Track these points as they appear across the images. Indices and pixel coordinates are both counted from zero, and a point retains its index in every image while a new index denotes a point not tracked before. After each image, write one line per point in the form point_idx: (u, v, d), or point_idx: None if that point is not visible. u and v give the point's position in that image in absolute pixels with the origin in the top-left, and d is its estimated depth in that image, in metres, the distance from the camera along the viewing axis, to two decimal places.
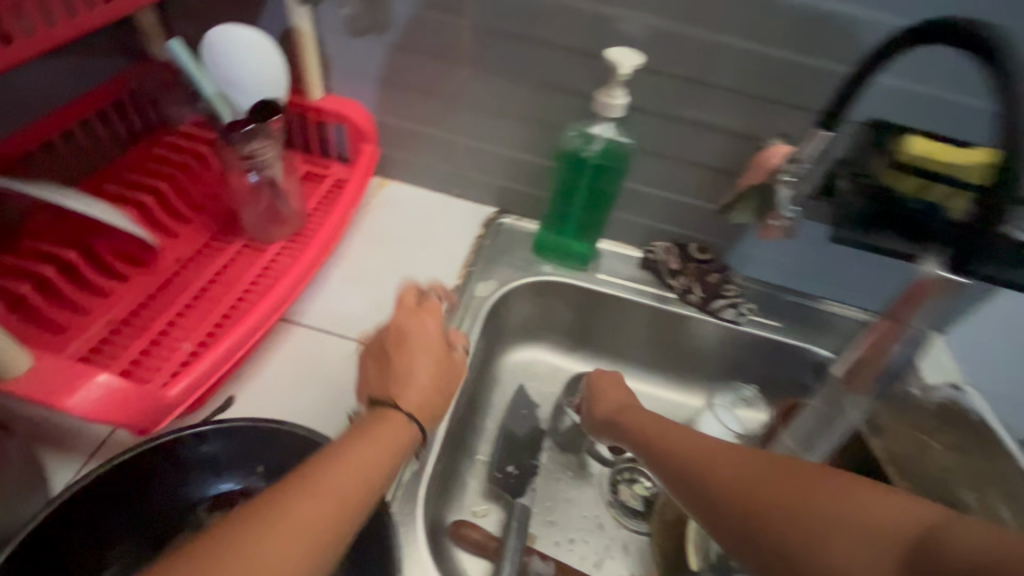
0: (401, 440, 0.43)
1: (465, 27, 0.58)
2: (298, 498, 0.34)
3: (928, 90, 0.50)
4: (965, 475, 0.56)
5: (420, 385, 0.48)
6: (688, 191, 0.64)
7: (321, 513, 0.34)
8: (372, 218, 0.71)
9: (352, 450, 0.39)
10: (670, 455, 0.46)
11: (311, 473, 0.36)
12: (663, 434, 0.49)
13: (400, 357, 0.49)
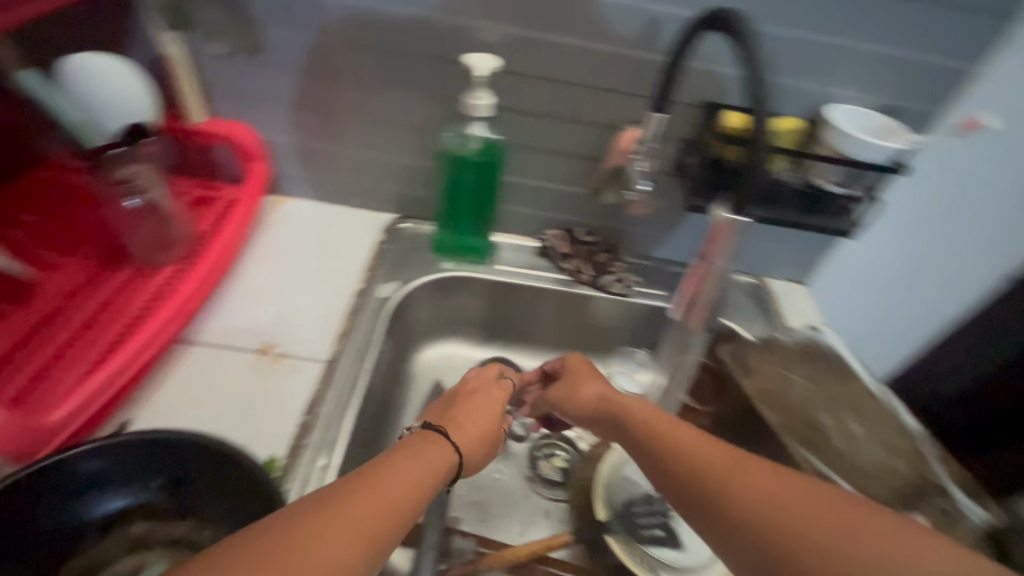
0: (446, 465, 0.42)
1: (336, 44, 0.61)
2: (359, 501, 0.34)
3: (730, 72, 0.59)
4: (822, 401, 0.64)
5: (472, 427, 0.50)
6: (563, 179, 0.70)
7: (379, 524, 0.33)
8: (269, 234, 0.72)
9: (402, 464, 0.39)
10: (676, 454, 0.43)
11: (369, 474, 0.36)
12: (665, 427, 0.46)
13: (465, 404, 0.53)
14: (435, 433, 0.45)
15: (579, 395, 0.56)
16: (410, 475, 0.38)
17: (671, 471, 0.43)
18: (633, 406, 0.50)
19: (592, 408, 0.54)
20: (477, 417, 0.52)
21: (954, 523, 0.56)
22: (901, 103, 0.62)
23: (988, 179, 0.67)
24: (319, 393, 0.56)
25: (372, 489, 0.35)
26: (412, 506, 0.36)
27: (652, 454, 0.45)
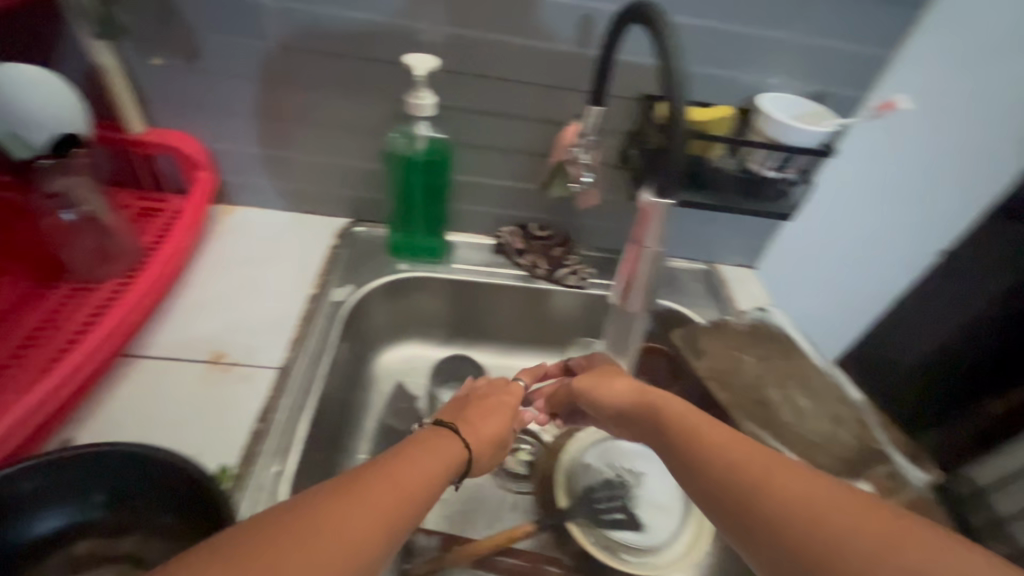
0: (456, 460, 0.44)
1: (276, 49, 0.61)
2: (377, 485, 0.35)
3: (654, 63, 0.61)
4: (771, 377, 0.67)
5: (484, 428, 0.51)
6: (513, 176, 0.71)
7: (402, 506, 0.35)
8: (219, 244, 0.72)
9: (416, 459, 0.40)
10: (714, 456, 0.40)
11: (381, 467, 0.37)
12: (707, 430, 0.43)
13: (476, 404, 0.55)
14: (446, 429, 0.48)
15: (612, 395, 0.55)
16: (427, 466, 0.40)
17: (709, 473, 0.40)
18: (673, 407, 0.48)
19: (624, 410, 0.53)
20: (490, 419, 0.54)
21: (898, 487, 0.58)
22: (826, 89, 0.65)
23: (909, 156, 0.74)
24: (272, 400, 0.55)
25: (393, 475, 0.36)
26: (427, 497, 0.38)
27: (689, 453, 0.42)
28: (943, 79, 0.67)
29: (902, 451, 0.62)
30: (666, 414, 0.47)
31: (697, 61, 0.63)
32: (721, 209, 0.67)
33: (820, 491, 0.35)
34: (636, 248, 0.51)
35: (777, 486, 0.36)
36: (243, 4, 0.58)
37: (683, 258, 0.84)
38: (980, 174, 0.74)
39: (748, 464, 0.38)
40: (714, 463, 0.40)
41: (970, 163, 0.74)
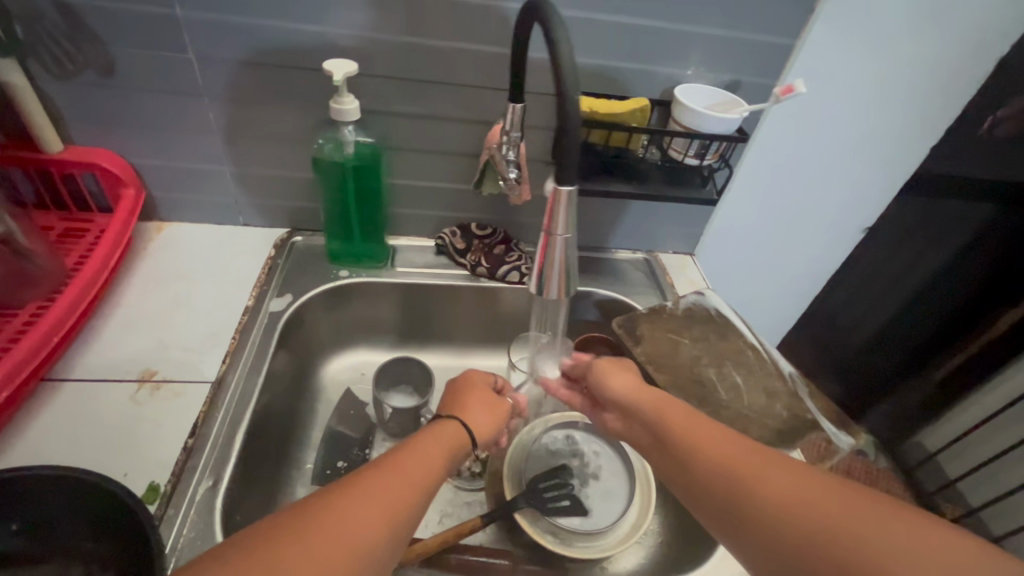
0: (458, 441, 0.51)
1: (193, 60, 0.60)
2: (381, 480, 0.41)
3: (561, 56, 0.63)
4: (707, 357, 0.69)
5: (481, 412, 0.56)
6: (447, 177, 0.73)
7: (404, 499, 0.41)
8: (150, 261, 0.70)
9: (420, 448, 0.46)
10: (701, 454, 0.45)
11: (387, 465, 0.43)
12: (691, 429, 0.47)
13: (472, 394, 0.58)
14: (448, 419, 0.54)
15: (612, 384, 0.57)
16: (424, 462, 0.45)
17: (700, 471, 0.44)
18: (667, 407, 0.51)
19: (624, 398, 0.55)
20: (492, 407, 0.58)
21: (830, 453, 0.61)
22: (739, 78, 0.68)
23: (823, 137, 0.79)
24: (206, 414, 0.55)
25: (385, 475, 0.42)
26: (427, 489, 0.44)
27: (677, 451, 0.47)
28: (846, 64, 0.71)
29: (830, 419, 0.65)
30: (652, 414, 0.52)
31: (614, 55, 0.65)
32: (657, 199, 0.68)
33: (800, 483, 0.39)
34: (546, 234, 0.43)
35: (757, 477, 0.41)
36: (154, 16, 0.57)
37: (626, 250, 0.86)
38: (883, 147, 0.81)
39: (736, 456, 0.43)
40: (698, 461, 0.44)
41: (873, 138, 0.80)
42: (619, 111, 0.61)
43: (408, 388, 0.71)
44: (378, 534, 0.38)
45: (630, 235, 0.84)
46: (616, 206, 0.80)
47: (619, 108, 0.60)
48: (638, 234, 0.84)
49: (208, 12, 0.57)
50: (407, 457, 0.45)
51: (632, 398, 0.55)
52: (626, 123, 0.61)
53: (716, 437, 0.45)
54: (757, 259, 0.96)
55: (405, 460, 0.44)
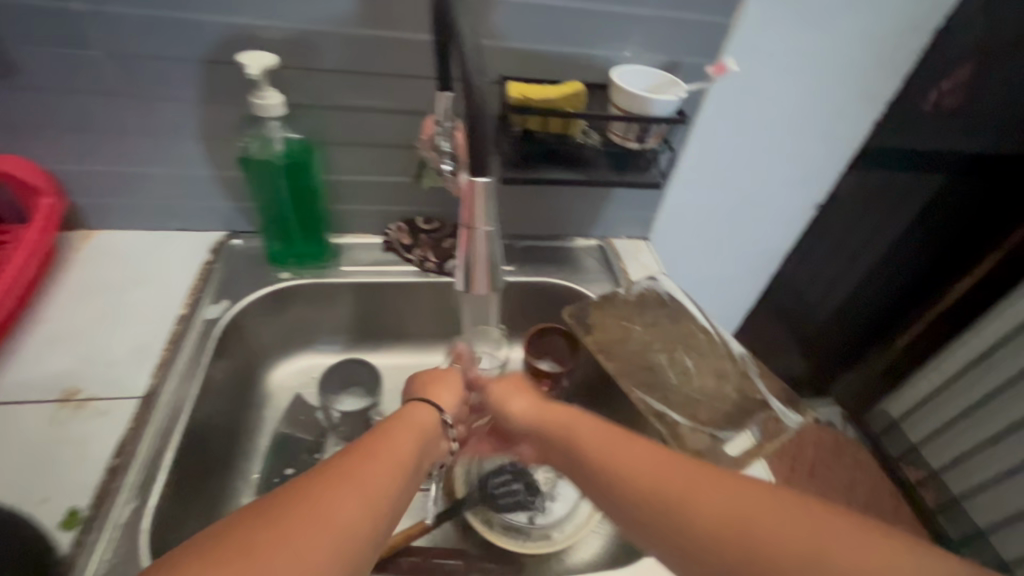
0: (430, 425, 0.51)
1: (101, 58, 0.57)
2: (361, 466, 0.39)
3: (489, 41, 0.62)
4: (658, 343, 0.69)
5: (444, 388, 0.57)
6: (387, 170, 0.70)
7: (387, 483, 0.40)
8: (76, 272, 0.67)
9: (394, 435, 0.46)
10: (632, 480, 0.41)
11: (362, 452, 0.42)
12: (616, 456, 0.43)
13: (435, 376, 0.58)
14: (419, 403, 0.54)
15: (515, 412, 0.56)
16: (399, 445, 0.45)
17: (633, 504, 0.40)
18: (581, 425, 0.49)
19: (532, 424, 0.54)
20: (456, 384, 0.59)
21: (779, 432, 0.61)
22: (678, 59, 0.67)
23: (766, 117, 0.78)
24: (133, 431, 0.52)
25: (363, 459, 0.40)
26: (408, 470, 0.43)
27: (606, 483, 0.43)
28: (784, 42, 0.70)
29: (778, 397, 0.65)
30: (569, 434, 0.49)
31: (548, 38, 0.63)
32: (603, 184, 0.67)
33: (732, 497, 0.37)
34: (466, 229, 0.42)
35: (687, 497, 0.38)
36: (51, 12, 0.54)
37: (581, 237, 0.85)
38: (828, 123, 0.82)
39: (669, 481, 0.40)
40: (625, 489, 0.41)
41: (816, 115, 0.80)
42: (553, 96, 0.59)
43: (359, 390, 0.69)
44: (367, 516, 0.36)
45: (583, 222, 0.83)
46: (565, 193, 0.79)
47: (552, 93, 0.59)
48: (591, 221, 0.83)
49: (111, 6, 0.54)
50: (382, 442, 0.44)
51: (542, 419, 0.53)
52: (560, 109, 0.59)
53: (649, 460, 0.42)
54: (713, 240, 0.96)
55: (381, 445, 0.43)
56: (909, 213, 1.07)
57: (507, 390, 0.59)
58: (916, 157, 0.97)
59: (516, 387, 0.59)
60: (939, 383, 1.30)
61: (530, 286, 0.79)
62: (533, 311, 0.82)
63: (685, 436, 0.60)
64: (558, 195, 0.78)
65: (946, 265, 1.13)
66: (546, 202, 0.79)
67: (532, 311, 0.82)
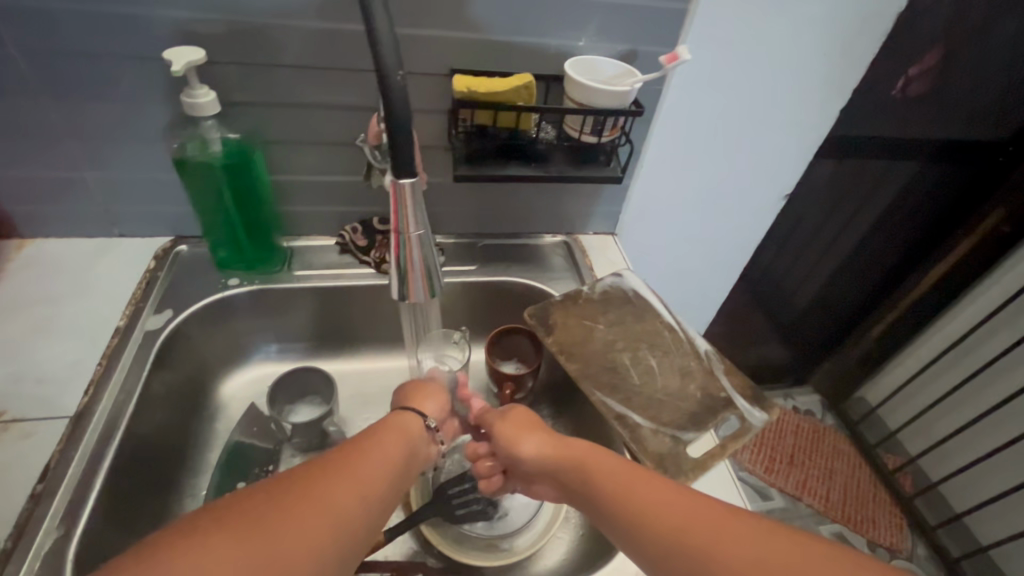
0: (419, 430, 0.51)
1: (15, 56, 0.53)
2: (353, 462, 0.41)
3: (433, 33, 0.59)
4: (621, 342, 0.67)
5: (430, 397, 0.57)
6: (337, 170, 0.68)
7: (377, 482, 0.41)
8: (9, 286, 0.64)
9: (383, 436, 0.46)
10: (652, 518, 0.40)
11: (354, 449, 0.42)
12: (641, 501, 0.41)
13: (417, 386, 0.58)
14: (404, 408, 0.54)
15: (526, 453, 0.52)
16: (386, 445, 0.45)
17: (652, 542, 0.39)
18: (602, 464, 0.46)
19: (546, 462, 0.50)
20: (439, 395, 0.58)
21: (744, 431, 0.60)
22: (635, 48, 0.64)
23: (729, 105, 0.77)
24: (61, 455, 0.50)
25: (353, 457, 0.41)
26: (396, 472, 0.44)
27: (626, 527, 0.41)
28: (744, 28, 0.68)
29: (744, 395, 0.63)
30: (589, 476, 0.46)
31: (499, 28, 0.60)
32: (563, 180, 0.65)
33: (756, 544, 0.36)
34: (398, 234, 0.42)
35: (710, 546, 0.37)
36: None
37: (545, 234, 0.83)
38: (792, 112, 0.80)
39: (691, 518, 0.39)
40: (648, 538, 0.39)
41: (781, 104, 0.78)
42: (502, 89, 0.56)
43: (316, 398, 0.67)
44: (356, 510, 0.37)
45: (547, 219, 0.81)
46: (527, 190, 0.76)
47: (501, 85, 0.56)
48: (555, 217, 0.81)
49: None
50: (370, 441, 0.44)
51: (558, 456, 0.50)
52: (510, 102, 0.57)
53: (664, 495, 0.41)
54: (684, 233, 0.95)
55: (370, 446, 0.44)
56: (882, 200, 1.06)
57: (514, 427, 0.55)
58: (885, 143, 0.96)
59: (523, 424, 0.55)
60: (915, 368, 1.30)
61: (492, 285, 0.77)
62: (497, 311, 0.80)
63: (646, 439, 0.58)
64: (519, 191, 0.76)
65: (920, 250, 1.13)
66: (507, 199, 0.77)
67: (496, 311, 0.80)
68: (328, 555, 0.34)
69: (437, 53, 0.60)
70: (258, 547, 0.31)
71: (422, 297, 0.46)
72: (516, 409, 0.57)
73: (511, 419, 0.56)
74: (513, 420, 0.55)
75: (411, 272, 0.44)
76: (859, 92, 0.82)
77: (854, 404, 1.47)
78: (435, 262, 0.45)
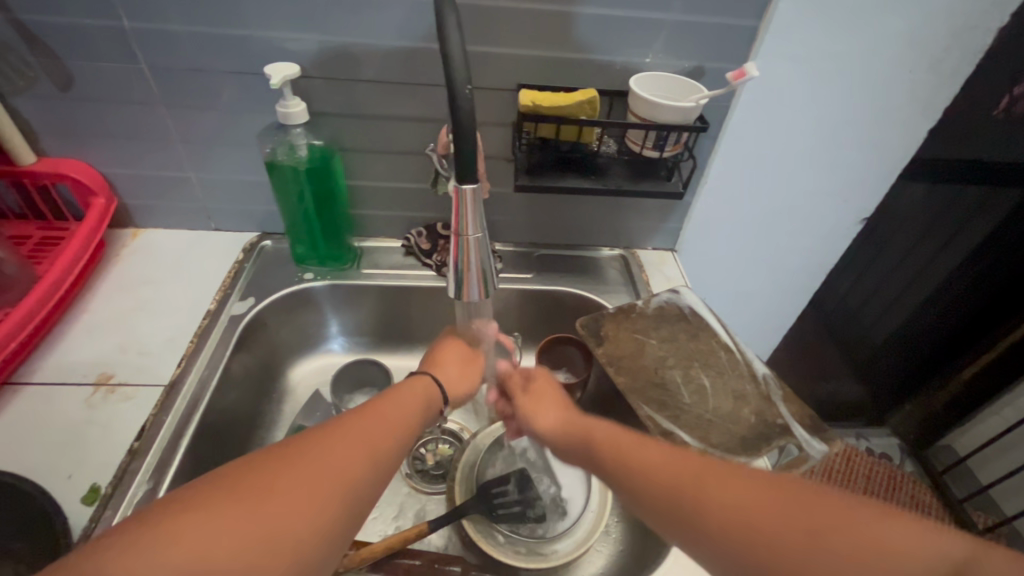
0: (432, 394, 0.54)
1: (144, 69, 0.61)
2: (360, 423, 0.44)
3: (503, 52, 0.62)
4: (674, 359, 0.66)
5: (452, 367, 0.59)
6: (407, 176, 0.72)
7: (380, 441, 0.43)
8: (123, 268, 0.73)
9: (395, 396, 0.49)
10: (643, 479, 0.44)
11: (364, 409, 0.46)
12: (632, 454, 0.46)
13: (442, 348, 0.61)
14: (419, 373, 0.56)
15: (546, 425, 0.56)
16: (399, 410, 0.48)
17: (640, 488, 0.44)
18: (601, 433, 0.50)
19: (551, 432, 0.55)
20: (470, 359, 0.62)
21: (801, 460, 0.57)
22: (703, 65, 0.64)
23: (799, 122, 0.74)
24: (154, 418, 0.56)
25: (367, 422, 0.44)
26: (404, 430, 0.46)
27: (623, 484, 0.45)
28: (819, 43, 0.66)
29: (804, 423, 0.60)
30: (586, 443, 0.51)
31: (567, 46, 0.62)
32: (623, 194, 0.65)
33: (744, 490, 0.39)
34: (458, 236, 0.44)
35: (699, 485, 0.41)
36: (100, 28, 0.58)
37: (602, 246, 0.83)
38: (870, 130, 0.76)
39: (676, 474, 0.42)
40: (648, 481, 0.43)
41: (857, 122, 0.75)
42: (565, 103, 0.58)
43: (372, 389, 0.71)
44: (360, 468, 0.40)
45: (606, 233, 0.81)
46: (585, 203, 0.77)
47: (564, 99, 0.58)
48: (613, 231, 0.81)
49: (150, 22, 0.58)
50: (385, 405, 0.47)
51: (572, 429, 0.53)
52: (572, 116, 0.58)
53: (655, 459, 0.44)
54: (748, 253, 0.92)
55: (381, 407, 0.47)
56: (980, 229, 0.96)
57: (539, 400, 0.59)
58: (981, 165, 0.88)
59: (545, 397, 0.59)
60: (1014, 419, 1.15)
61: (545, 293, 0.78)
62: (549, 320, 0.81)
63: None
64: (578, 202, 0.77)
65: None
66: (565, 212, 0.78)
67: (549, 320, 0.81)
68: (330, 516, 0.37)
69: (505, 69, 0.63)
70: (262, 519, 0.34)
71: (471, 296, 0.48)
72: (540, 379, 0.61)
73: (535, 388, 0.60)
74: (537, 387, 0.60)
75: (469, 270, 0.46)
76: (951, 113, 0.76)
77: (939, 452, 1.33)
78: (491, 259, 0.47)
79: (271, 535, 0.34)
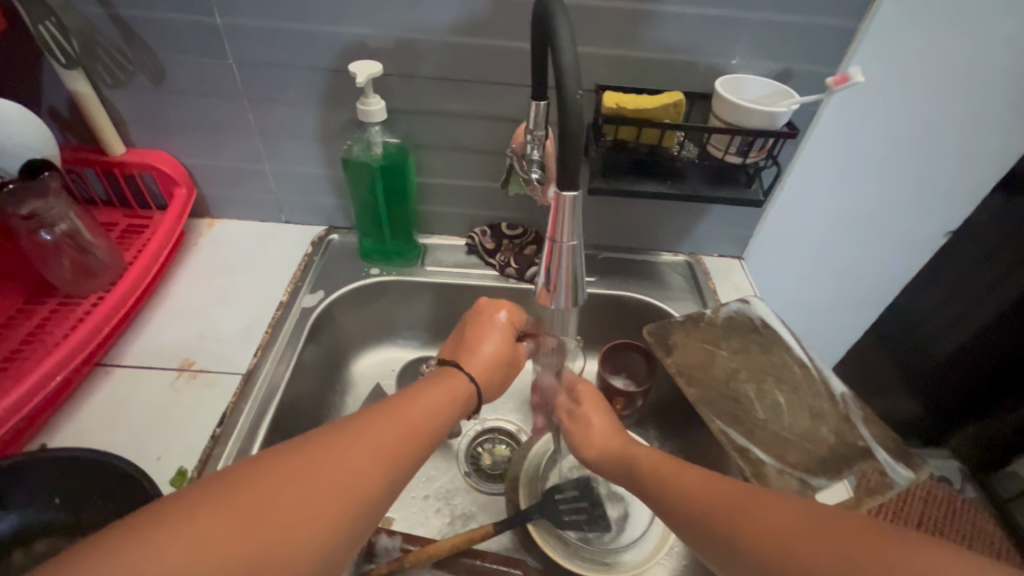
0: (464, 392, 0.53)
1: (229, 64, 0.63)
2: (382, 423, 0.44)
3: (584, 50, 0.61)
4: (746, 372, 0.64)
5: (483, 355, 0.58)
6: (476, 175, 0.72)
7: (398, 443, 0.44)
8: (199, 256, 0.76)
9: (425, 394, 0.50)
10: (684, 508, 0.43)
11: (388, 408, 0.46)
12: (679, 481, 0.45)
13: (476, 328, 0.61)
14: (452, 367, 0.56)
15: (589, 448, 0.55)
16: (422, 409, 0.48)
17: (682, 522, 0.43)
18: (644, 460, 0.50)
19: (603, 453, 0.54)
20: (503, 348, 0.60)
21: (886, 486, 0.54)
22: (791, 67, 0.61)
23: (882, 128, 0.70)
24: (234, 406, 0.58)
25: (391, 426, 0.44)
26: (425, 432, 0.47)
27: (670, 517, 0.44)
28: (913, 44, 0.62)
29: (886, 448, 0.58)
30: (639, 465, 0.50)
31: (650, 45, 0.60)
32: (701, 201, 0.63)
33: (780, 520, 0.38)
34: (551, 243, 0.44)
35: (737, 517, 0.40)
36: (194, 23, 0.60)
37: (666, 251, 0.81)
38: (961, 137, 0.71)
39: (715, 506, 0.41)
40: (689, 514, 0.43)
41: (944, 129, 0.70)
42: (651, 107, 0.57)
43: None
44: (374, 472, 0.41)
45: (672, 237, 0.79)
46: (653, 204, 0.75)
47: (650, 103, 0.56)
48: (680, 236, 0.79)
49: (241, 19, 0.59)
50: (409, 404, 0.47)
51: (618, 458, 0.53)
52: (657, 121, 0.57)
53: (705, 483, 0.44)
54: (816, 263, 0.89)
55: (405, 406, 0.47)
56: None
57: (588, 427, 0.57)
58: None
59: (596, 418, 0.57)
60: None
61: (608, 297, 0.77)
62: (610, 324, 0.80)
63: (770, 477, 0.55)
64: (646, 204, 0.75)
65: None
66: (632, 214, 0.77)
67: (609, 324, 0.80)
68: (337, 520, 0.38)
69: (585, 68, 0.62)
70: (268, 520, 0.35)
71: (552, 299, 0.48)
72: (588, 404, 0.59)
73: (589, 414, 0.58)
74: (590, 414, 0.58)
75: (560, 274, 0.46)
76: None
77: (1004, 479, 1.26)
78: (582, 266, 0.46)
79: (274, 536, 0.35)
